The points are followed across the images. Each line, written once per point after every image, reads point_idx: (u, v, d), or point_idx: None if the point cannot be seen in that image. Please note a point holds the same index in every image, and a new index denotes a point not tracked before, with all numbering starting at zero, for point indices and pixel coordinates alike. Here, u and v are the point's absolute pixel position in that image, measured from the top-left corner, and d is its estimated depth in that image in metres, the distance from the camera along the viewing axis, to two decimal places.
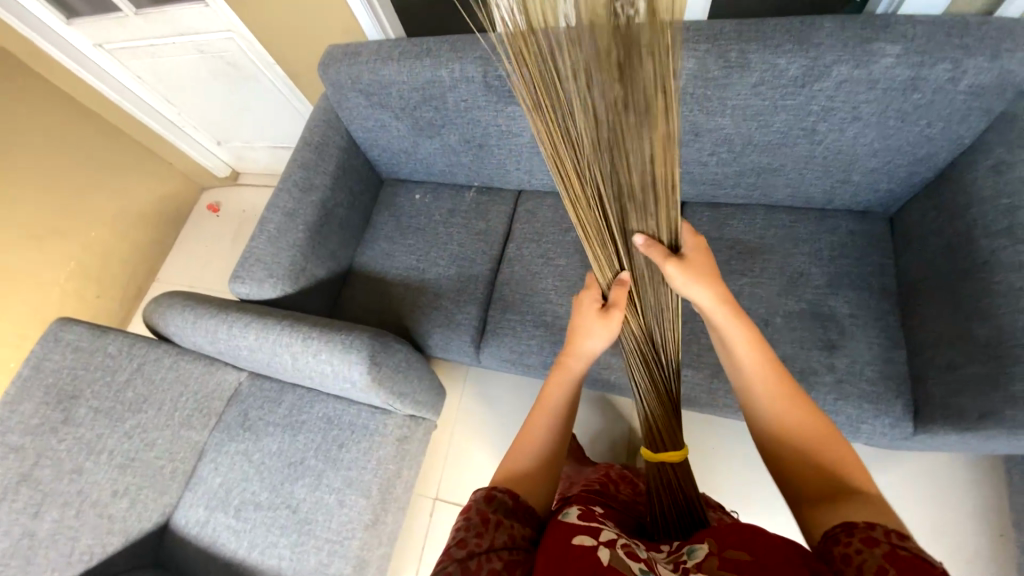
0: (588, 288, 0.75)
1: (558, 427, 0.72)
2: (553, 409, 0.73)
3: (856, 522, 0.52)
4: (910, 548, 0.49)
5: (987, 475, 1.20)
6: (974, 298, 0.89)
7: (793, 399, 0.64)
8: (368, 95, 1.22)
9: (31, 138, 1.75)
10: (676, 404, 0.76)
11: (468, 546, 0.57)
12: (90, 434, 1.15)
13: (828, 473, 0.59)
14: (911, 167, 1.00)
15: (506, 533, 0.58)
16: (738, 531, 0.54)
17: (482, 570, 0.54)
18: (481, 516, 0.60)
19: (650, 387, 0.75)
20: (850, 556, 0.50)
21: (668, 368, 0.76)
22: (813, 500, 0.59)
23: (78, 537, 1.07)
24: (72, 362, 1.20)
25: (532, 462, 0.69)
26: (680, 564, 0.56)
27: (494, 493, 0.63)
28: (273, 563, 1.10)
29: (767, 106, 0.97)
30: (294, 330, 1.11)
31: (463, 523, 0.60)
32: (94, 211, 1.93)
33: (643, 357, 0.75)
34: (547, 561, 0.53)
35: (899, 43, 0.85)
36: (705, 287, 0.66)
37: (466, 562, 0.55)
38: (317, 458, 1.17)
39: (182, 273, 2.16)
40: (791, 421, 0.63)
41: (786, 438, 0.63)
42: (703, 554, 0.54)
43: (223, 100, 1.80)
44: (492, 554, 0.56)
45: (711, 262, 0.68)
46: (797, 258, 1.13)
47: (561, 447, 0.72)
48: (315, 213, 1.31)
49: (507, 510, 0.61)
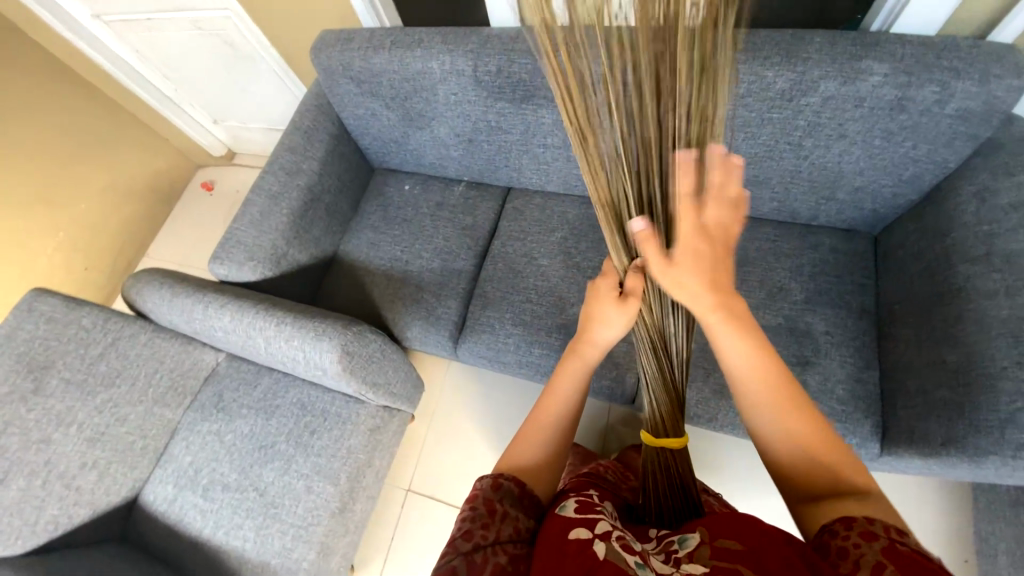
0: (604, 275, 0.67)
1: (570, 415, 0.72)
2: (565, 396, 0.71)
3: (855, 517, 0.52)
4: (910, 544, 0.49)
5: (953, 499, 1.21)
6: (947, 323, 0.89)
7: (791, 402, 0.59)
8: (359, 82, 1.21)
9: (24, 104, 1.75)
10: (682, 392, 0.75)
11: (474, 538, 0.58)
12: (60, 405, 1.14)
13: (823, 470, 0.57)
14: (895, 188, 0.99)
15: (511, 525, 0.60)
16: (731, 519, 0.55)
17: (488, 563, 0.56)
18: (487, 507, 0.61)
19: (659, 378, 0.73)
20: (846, 549, 0.50)
21: (678, 361, 0.72)
22: (808, 496, 0.58)
23: (43, 507, 1.08)
24: (46, 331, 1.18)
25: (541, 452, 0.69)
26: (671, 554, 0.56)
27: (501, 482, 0.64)
28: (236, 544, 1.11)
29: (754, 118, 0.96)
30: (269, 314, 1.11)
31: (469, 514, 0.61)
32: (84, 181, 1.93)
33: (654, 346, 0.72)
34: (548, 552, 0.54)
35: (887, 62, 0.85)
36: (698, 288, 0.55)
37: (472, 554, 0.56)
38: (288, 444, 1.17)
39: (173, 250, 2.15)
40: (786, 419, 0.59)
41: (781, 438, 0.59)
42: (695, 544, 0.55)
43: (221, 79, 1.79)
44: (498, 547, 0.57)
45: (720, 255, 0.54)
46: (778, 272, 1.13)
47: (570, 437, 0.72)
48: (300, 197, 1.32)
49: (512, 501, 0.63)
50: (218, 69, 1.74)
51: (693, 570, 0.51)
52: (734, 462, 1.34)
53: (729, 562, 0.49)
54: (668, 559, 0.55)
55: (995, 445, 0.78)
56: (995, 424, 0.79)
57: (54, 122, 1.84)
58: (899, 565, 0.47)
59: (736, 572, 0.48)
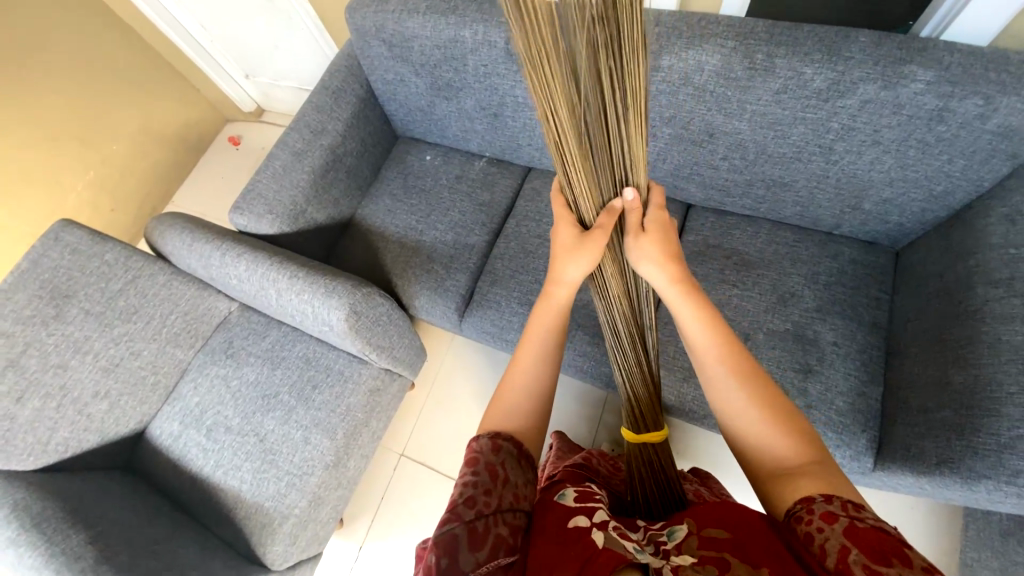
0: (562, 220, 0.68)
1: (545, 378, 0.70)
2: (536, 358, 0.70)
3: (816, 497, 0.53)
4: (867, 520, 0.50)
5: (944, 522, 1.20)
6: (958, 344, 0.87)
7: (745, 378, 0.62)
8: (391, 46, 1.21)
9: (63, 41, 1.78)
10: (660, 381, 0.81)
11: (477, 506, 0.57)
12: (78, 334, 1.18)
13: (785, 446, 0.58)
14: (924, 203, 0.97)
15: (512, 494, 0.60)
16: (720, 510, 0.56)
17: (490, 533, 0.55)
18: (490, 472, 0.61)
19: (637, 372, 0.78)
20: (812, 535, 0.51)
21: (649, 349, 0.78)
22: (770, 474, 0.58)
23: (55, 429, 1.12)
24: (69, 262, 1.21)
25: (522, 413, 0.67)
26: (659, 544, 0.57)
27: (501, 444, 0.64)
28: (234, 484, 1.16)
29: (787, 116, 0.94)
30: (282, 268, 1.14)
31: (472, 479, 0.60)
32: (118, 123, 1.98)
33: (631, 336, 0.76)
34: (547, 543, 0.54)
35: (932, 69, 0.82)
36: (661, 266, 0.64)
37: (474, 523, 0.56)
38: (290, 395, 1.21)
39: (196, 200, 2.19)
40: (748, 397, 0.61)
41: (744, 418, 0.61)
42: (683, 535, 0.56)
43: (256, 32, 1.79)
44: (500, 516, 0.57)
45: (674, 239, 0.66)
46: (792, 278, 1.11)
47: (551, 393, 0.70)
48: (323, 157, 1.33)
49: (513, 464, 0.63)
50: (253, 23, 1.74)
51: (682, 560, 0.52)
52: (723, 463, 1.34)
53: (716, 550, 0.52)
54: (656, 549, 0.56)
55: (991, 470, 0.77)
56: (994, 448, 0.78)
57: (93, 62, 1.87)
58: (862, 547, 0.48)
59: (723, 560, 0.50)
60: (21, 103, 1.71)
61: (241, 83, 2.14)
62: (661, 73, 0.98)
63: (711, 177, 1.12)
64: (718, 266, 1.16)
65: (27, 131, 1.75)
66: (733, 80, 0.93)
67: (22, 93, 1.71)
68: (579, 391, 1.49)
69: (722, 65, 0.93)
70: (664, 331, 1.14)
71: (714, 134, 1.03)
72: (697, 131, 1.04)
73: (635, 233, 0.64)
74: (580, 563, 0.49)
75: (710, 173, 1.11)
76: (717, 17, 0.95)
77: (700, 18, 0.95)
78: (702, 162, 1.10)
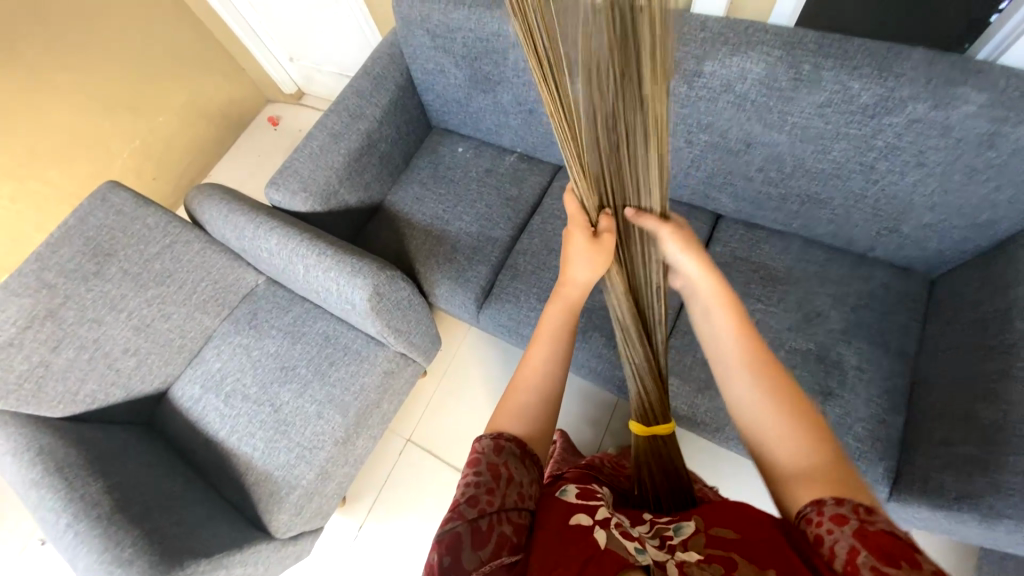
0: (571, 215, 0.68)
1: (549, 383, 0.68)
2: (546, 358, 0.68)
3: (827, 499, 0.52)
4: (878, 523, 0.49)
5: (958, 565, 1.15)
6: (991, 379, 0.84)
7: (769, 379, 0.61)
8: (434, 36, 1.22)
9: (119, 13, 1.85)
10: (666, 376, 0.81)
11: (480, 504, 0.58)
12: (114, 291, 1.22)
13: (799, 445, 0.57)
14: (966, 231, 0.94)
15: (515, 493, 0.60)
16: (727, 510, 0.58)
17: (493, 532, 0.56)
18: (492, 471, 0.60)
19: (647, 370, 0.77)
20: (822, 538, 0.50)
21: (657, 346, 0.78)
22: (783, 474, 0.57)
23: (85, 379, 1.17)
24: (113, 222, 1.26)
25: (534, 416, 0.67)
26: (665, 540, 0.58)
27: (503, 444, 0.63)
28: (246, 451, 1.19)
29: (829, 131, 0.92)
30: (312, 244, 1.17)
31: (474, 479, 0.60)
32: (164, 95, 2.05)
33: (639, 336, 0.75)
34: (553, 537, 0.55)
35: (986, 91, 0.79)
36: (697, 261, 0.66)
37: (477, 522, 0.56)
38: (308, 369, 1.24)
39: (233, 175, 2.26)
40: (760, 390, 0.60)
41: (760, 413, 0.60)
42: (690, 532, 0.57)
43: (303, 16, 1.83)
44: (502, 516, 0.57)
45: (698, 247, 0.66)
46: (819, 297, 1.09)
47: (560, 390, 0.69)
48: (358, 141, 1.37)
49: (515, 462, 0.62)
50: (301, 7, 1.79)
51: (687, 557, 0.53)
52: (731, 480, 1.32)
53: (723, 550, 0.52)
54: (661, 545, 0.57)
55: (1013, 509, 0.74)
56: (1019, 487, 0.74)
57: (145, 36, 1.94)
58: (871, 550, 0.48)
59: (729, 559, 0.51)
60: (75, 73, 1.80)
61: (284, 64, 2.18)
62: (702, 79, 0.97)
63: (745, 188, 1.11)
64: (743, 279, 1.14)
65: (80, 97, 1.83)
66: (776, 90, 0.92)
67: (76, 64, 1.79)
68: (590, 393, 1.48)
69: (767, 74, 0.92)
70: (682, 340, 1.13)
71: (751, 144, 1.02)
72: (734, 140, 1.03)
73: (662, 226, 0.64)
74: (583, 561, 0.50)
75: (744, 184, 1.10)
76: (765, 25, 0.94)
77: (748, 25, 0.94)
78: (737, 172, 1.09)
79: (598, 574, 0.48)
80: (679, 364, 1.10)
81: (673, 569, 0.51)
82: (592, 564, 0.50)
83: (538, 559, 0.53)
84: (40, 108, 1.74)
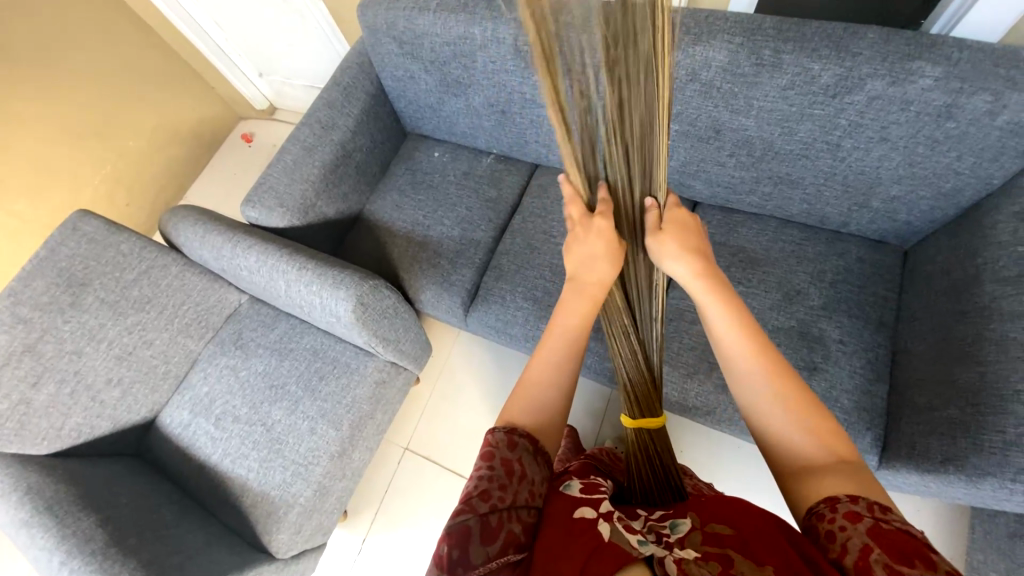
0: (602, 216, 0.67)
1: (562, 383, 0.68)
2: (554, 363, 0.68)
3: (840, 497, 0.54)
4: (894, 522, 0.51)
5: (953, 527, 1.18)
6: (965, 342, 0.87)
7: (775, 379, 0.62)
8: (401, 43, 1.22)
9: (82, 39, 1.83)
10: (660, 376, 0.80)
11: (491, 499, 0.57)
12: (92, 321, 1.20)
13: (812, 444, 0.59)
14: (933, 201, 0.96)
15: (527, 491, 0.60)
16: (727, 508, 0.60)
17: (503, 528, 0.56)
18: (505, 467, 0.61)
19: (634, 362, 0.78)
20: (833, 533, 0.52)
21: (648, 342, 0.78)
22: (797, 470, 0.59)
23: (69, 414, 1.15)
24: (85, 251, 1.23)
25: (547, 408, 0.67)
26: (661, 536, 0.58)
27: (517, 439, 0.63)
28: (241, 472, 1.17)
29: (794, 113, 0.94)
30: (292, 259, 1.16)
31: (487, 473, 0.60)
32: (136, 119, 2.02)
33: (624, 327, 0.77)
34: (560, 530, 0.55)
35: (941, 65, 0.82)
36: (683, 260, 0.66)
37: (488, 517, 0.56)
38: (297, 385, 1.23)
39: (209, 195, 2.23)
40: (770, 392, 0.61)
41: (770, 417, 0.61)
42: (686, 528, 0.58)
43: (270, 30, 1.81)
44: (513, 513, 0.57)
45: (694, 236, 0.68)
46: (798, 275, 1.11)
47: (572, 387, 0.69)
48: (333, 153, 1.36)
49: (529, 459, 0.62)
50: (267, 21, 1.77)
51: (685, 553, 0.53)
52: (727, 463, 1.34)
53: (720, 547, 0.53)
54: (658, 539, 0.58)
55: (996, 467, 0.77)
56: (999, 446, 0.77)
57: (113, 61, 1.93)
58: (885, 548, 0.49)
59: (726, 556, 0.52)
60: (37, 101, 1.76)
61: (253, 80, 2.16)
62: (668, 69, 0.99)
63: (718, 174, 1.13)
64: (723, 263, 1.16)
65: (48, 127, 1.80)
66: (740, 76, 0.94)
67: (36, 92, 1.75)
68: (583, 388, 1.49)
69: (729, 61, 0.93)
70: (669, 328, 1.14)
71: (720, 130, 1.03)
72: (703, 127, 1.04)
73: (653, 232, 0.67)
74: (589, 551, 0.51)
75: (717, 170, 1.12)
76: (725, 13, 0.96)
77: (709, 15, 0.96)
78: (709, 158, 1.10)
79: (606, 563, 0.49)
80: (668, 352, 1.11)
81: (672, 564, 0.51)
82: (594, 559, 0.50)
83: (542, 554, 0.53)
84: (8, 141, 1.71)
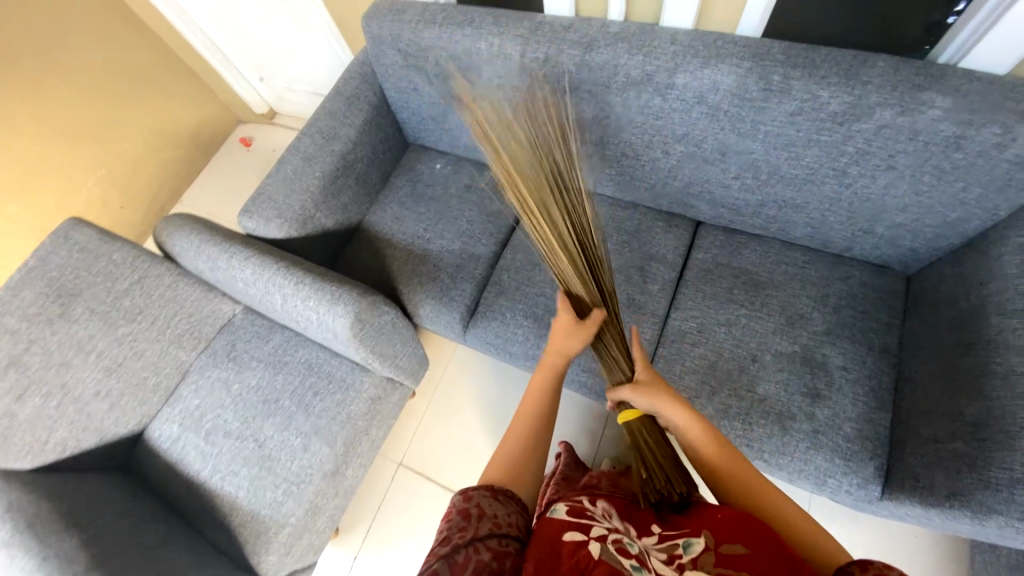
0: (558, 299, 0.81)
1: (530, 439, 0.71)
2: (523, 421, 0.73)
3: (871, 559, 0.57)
4: None
5: (951, 555, 1.17)
6: (971, 375, 0.86)
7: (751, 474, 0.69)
8: (406, 55, 1.21)
9: (81, 39, 1.80)
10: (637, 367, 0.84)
11: (452, 542, 0.56)
12: (82, 332, 1.19)
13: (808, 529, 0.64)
14: (938, 229, 0.96)
15: (489, 523, 0.59)
16: (735, 523, 0.57)
17: (470, 560, 0.54)
18: (462, 513, 0.60)
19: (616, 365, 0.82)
20: None
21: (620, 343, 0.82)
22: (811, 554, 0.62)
23: (54, 427, 1.13)
24: (77, 261, 1.23)
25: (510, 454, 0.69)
26: (674, 555, 0.57)
27: (471, 492, 0.63)
28: (230, 490, 1.14)
29: (801, 138, 0.94)
30: (288, 273, 1.13)
31: (446, 526, 0.59)
32: (133, 121, 2.00)
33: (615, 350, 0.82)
34: (542, 552, 0.54)
35: (950, 96, 0.81)
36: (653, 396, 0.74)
37: (453, 557, 0.55)
38: (291, 401, 1.20)
39: (206, 199, 2.20)
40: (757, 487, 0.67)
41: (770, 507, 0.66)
42: (699, 549, 0.56)
43: (272, 35, 1.79)
44: (479, 545, 0.56)
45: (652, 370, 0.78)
46: (801, 299, 1.10)
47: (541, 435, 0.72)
48: (333, 163, 1.34)
49: (487, 500, 0.62)
50: (269, 26, 1.75)
51: None
52: None
53: (733, 569, 0.51)
54: (669, 561, 0.56)
55: (1001, 505, 0.76)
56: (1005, 483, 0.76)
57: (112, 64, 1.90)
58: None
59: None
60: (34, 101, 1.73)
61: (253, 83, 2.14)
62: (675, 91, 0.98)
63: (722, 195, 1.12)
64: (726, 284, 1.15)
65: (44, 129, 1.77)
66: (749, 101, 0.93)
67: (31, 92, 1.71)
68: (582, 405, 1.47)
69: (738, 85, 0.93)
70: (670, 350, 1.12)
71: (726, 153, 1.03)
72: (709, 149, 1.04)
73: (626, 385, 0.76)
74: None
75: (722, 192, 1.11)
76: (734, 37, 0.95)
77: (718, 37, 0.95)
78: (714, 180, 1.09)
79: None
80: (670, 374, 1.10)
81: None
82: None
83: None
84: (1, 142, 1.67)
